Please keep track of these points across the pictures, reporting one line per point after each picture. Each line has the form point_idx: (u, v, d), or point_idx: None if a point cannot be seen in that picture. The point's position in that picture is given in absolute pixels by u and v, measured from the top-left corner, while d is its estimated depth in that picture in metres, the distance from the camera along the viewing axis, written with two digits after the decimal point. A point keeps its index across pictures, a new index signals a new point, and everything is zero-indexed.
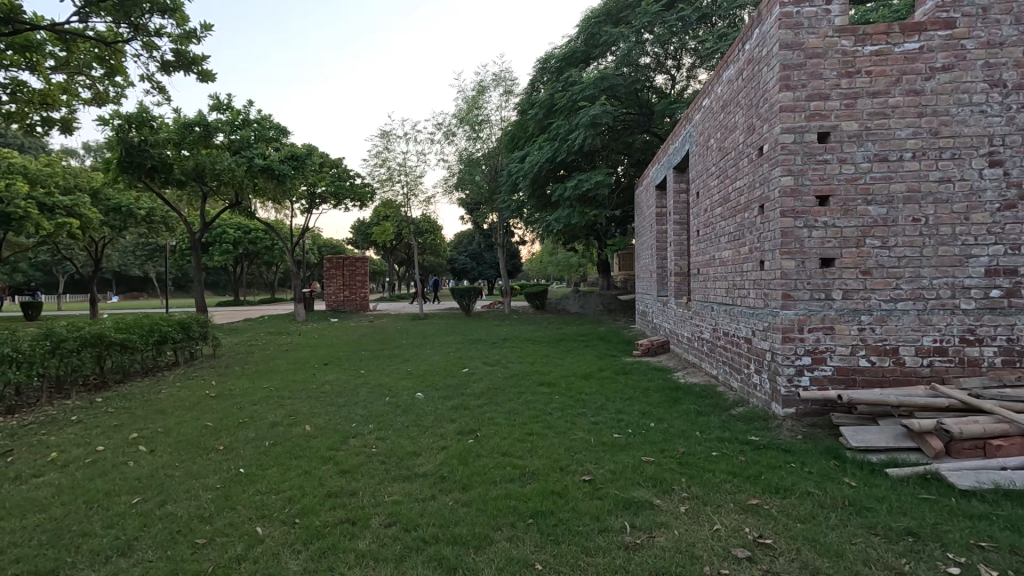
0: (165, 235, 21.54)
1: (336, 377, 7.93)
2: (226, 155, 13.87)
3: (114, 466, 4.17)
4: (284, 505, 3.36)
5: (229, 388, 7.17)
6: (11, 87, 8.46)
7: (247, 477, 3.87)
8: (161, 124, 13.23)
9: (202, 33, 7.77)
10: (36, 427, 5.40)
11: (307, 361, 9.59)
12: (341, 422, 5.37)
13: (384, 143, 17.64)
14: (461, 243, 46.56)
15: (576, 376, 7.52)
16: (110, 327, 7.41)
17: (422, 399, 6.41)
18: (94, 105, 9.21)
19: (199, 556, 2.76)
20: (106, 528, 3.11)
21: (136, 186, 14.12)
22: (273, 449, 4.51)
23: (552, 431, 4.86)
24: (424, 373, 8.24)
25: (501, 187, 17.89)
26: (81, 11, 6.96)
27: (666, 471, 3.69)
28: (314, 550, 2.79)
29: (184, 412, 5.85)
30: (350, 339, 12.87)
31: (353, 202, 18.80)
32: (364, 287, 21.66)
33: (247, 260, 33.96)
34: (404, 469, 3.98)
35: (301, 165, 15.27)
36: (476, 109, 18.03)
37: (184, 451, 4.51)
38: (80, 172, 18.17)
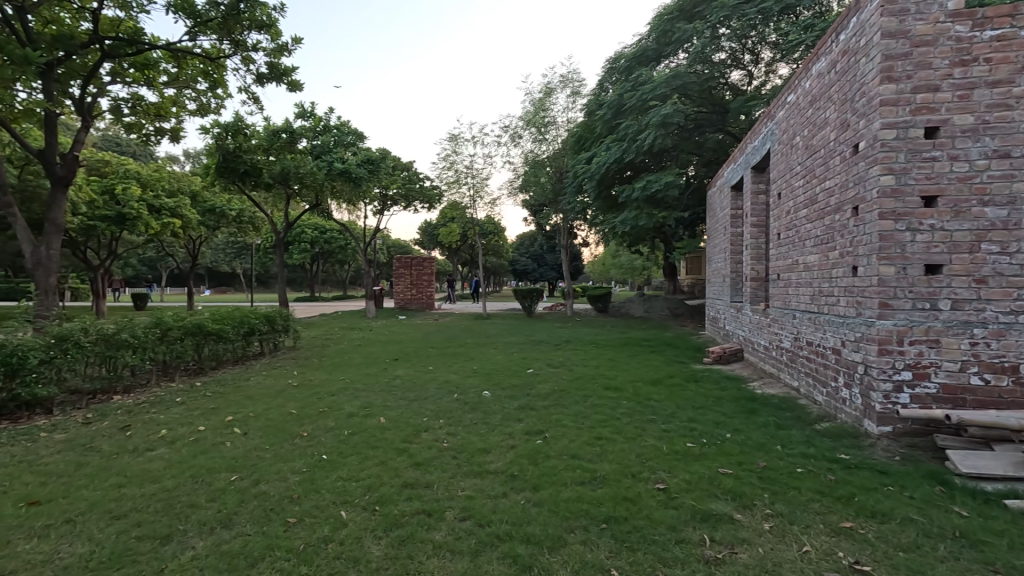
0: (252, 234, 23.27)
1: (406, 373, 8.22)
2: (308, 159, 14.79)
3: (213, 445, 4.56)
4: (364, 492, 3.52)
5: (310, 379, 7.63)
6: (131, 101, 9.46)
7: (329, 463, 4.10)
8: (253, 131, 14.31)
9: (292, 46, 8.37)
10: (147, 406, 6.01)
11: (379, 356, 10.01)
12: (412, 416, 5.56)
13: (453, 146, 18.07)
14: (523, 244, 46.82)
15: (644, 381, 7.34)
16: (207, 318, 8.11)
17: (489, 397, 6.51)
18: (198, 116, 10.14)
19: (291, 533, 2.95)
20: (209, 501, 3.40)
21: (230, 189, 15.39)
22: (350, 438, 4.75)
23: (621, 436, 4.76)
24: (490, 371, 8.35)
25: (566, 189, 17.82)
26: (192, 31, 7.66)
27: (746, 485, 3.52)
28: (393, 538, 2.91)
29: (271, 400, 6.29)
30: (417, 336, 13.30)
31: (422, 204, 19.42)
32: (430, 286, 22.28)
33: (322, 259, 35.96)
34: (475, 465, 4.06)
35: (376, 168, 15.92)
36: (543, 111, 18.12)
37: (272, 435, 4.85)
38: (182, 176, 20.00)
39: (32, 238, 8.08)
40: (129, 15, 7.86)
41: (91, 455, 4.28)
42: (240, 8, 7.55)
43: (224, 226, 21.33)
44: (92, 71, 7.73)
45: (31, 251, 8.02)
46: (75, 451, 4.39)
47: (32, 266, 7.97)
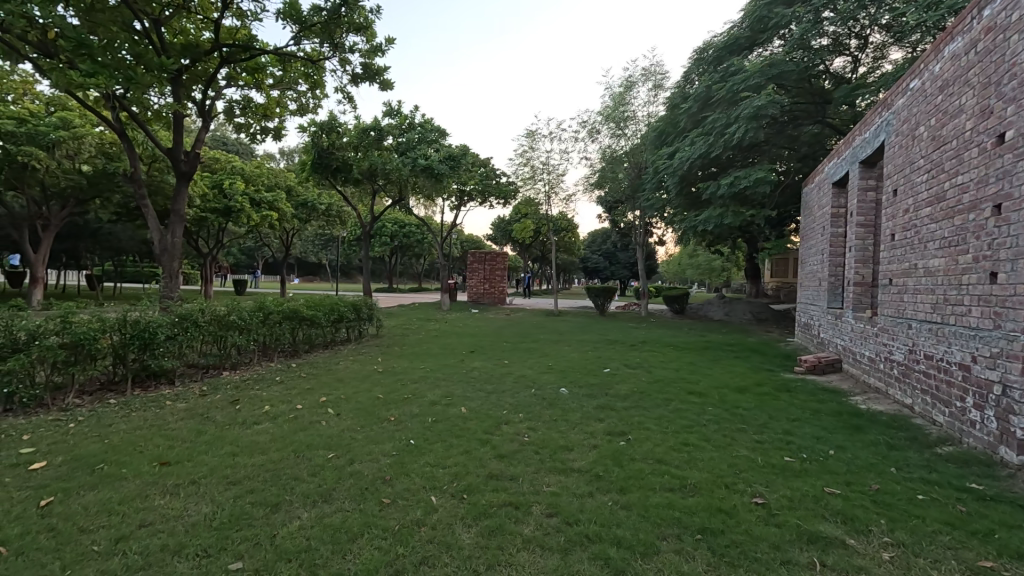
0: (339, 227, 24.68)
1: (482, 365, 8.36)
2: (393, 156, 15.41)
3: (311, 423, 4.86)
4: (451, 480, 3.60)
5: (393, 366, 7.97)
6: (242, 102, 10.32)
7: (416, 448, 4.24)
8: (345, 129, 15.13)
9: (386, 47, 8.72)
10: (252, 382, 6.57)
11: (456, 347, 10.26)
12: (492, 408, 5.64)
13: (530, 142, 18.08)
14: (595, 242, 46.10)
15: (730, 388, 6.96)
16: (303, 304, 8.71)
17: (566, 394, 6.46)
18: (298, 116, 10.86)
19: (387, 513, 3.08)
20: (311, 475, 3.63)
21: (322, 184, 16.42)
22: (434, 425, 4.88)
23: (710, 444, 4.54)
24: (566, 369, 8.28)
25: (644, 185, 17.29)
26: (297, 36, 8.20)
27: (858, 508, 3.22)
28: (482, 527, 2.95)
29: (358, 384, 6.63)
30: (490, 330, 13.50)
31: (497, 199, 19.65)
32: (502, 281, 22.53)
33: (400, 252, 37.43)
34: (558, 462, 4.03)
35: (457, 164, 16.20)
36: (622, 106, 17.66)
37: (363, 417, 5.11)
38: (279, 172, 21.62)
39: (160, 227, 9.05)
40: (244, 24, 8.55)
41: (209, 424, 4.72)
42: (341, 12, 7.99)
43: (314, 219, 22.79)
44: (212, 76, 8.51)
45: (160, 239, 9.05)
46: (196, 419, 4.87)
47: (159, 252, 9.02)
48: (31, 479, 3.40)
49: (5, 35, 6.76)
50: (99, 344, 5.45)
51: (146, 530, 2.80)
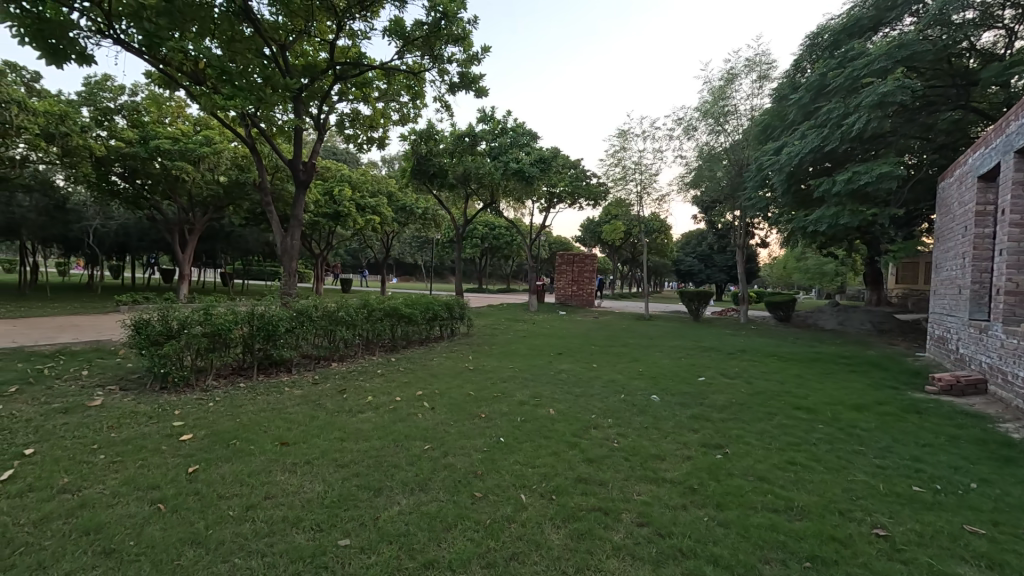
0: (434, 230, 25.85)
1: (570, 367, 8.33)
2: (486, 161, 15.88)
3: (408, 415, 5.16)
4: (539, 480, 3.64)
5: (483, 364, 8.21)
6: (352, 115, 11.20)
7: (505, 446, 4.34)
8: (441, 137, 15.85)
9: (481, 55, 9.02)
10: (356, 374, 7.11)
11: (544, 349, 10.32)
12: (580, 411, 5.61)
13: (621, 142, 17.68)
14: (689, 243, 44.04)
15: (846, 405, 6.32)
16: (401, 303, 9.26)
17: (658, 402, 6.25)
18: (400, 125, 11.55)
19: (478, 507, 3.19)
20: (408, 464, 3.85)
21: (419, 189, 17.32)
22: (523, 425, 4.97)
23: (821, 465, 4.17)
24: (657, 375, 8.02)
25: (746, 183, 16.19)
26: (401, 50, 8.73)
27: (1007, 552, 2.79)
28: (571, 530, 2.96)
29: (452, 380, 6.91)
30: (578, 332, 13.40)
31: (587, 201, 19.46)
32: (591, 284, 22.25)
33: (490, 253, 38.38)
34: (649, 471, 3.91)
35: (547, 167, 16.25)
36: (723, 100, 16.69)
37: (455, 412, 5.31)
38: (381, 179, 23.15)
39: (282, 231, 10.08)
40: (355, 43, 9.27)
41: (320, 410, 5.18)
42: (441, 25, 8.39)
43: (411, 222, 24.10)
44: (326, 92, 9.32)
45: (281, 241, 10.07)
46: (309, 405, 5.38)
47: (281, 253, 10.04)
48: (181, 448, 3.95)
49: (165, 67, 7.92)
50: (232, 334, 6.19)
51: (270, 501, 3.14)
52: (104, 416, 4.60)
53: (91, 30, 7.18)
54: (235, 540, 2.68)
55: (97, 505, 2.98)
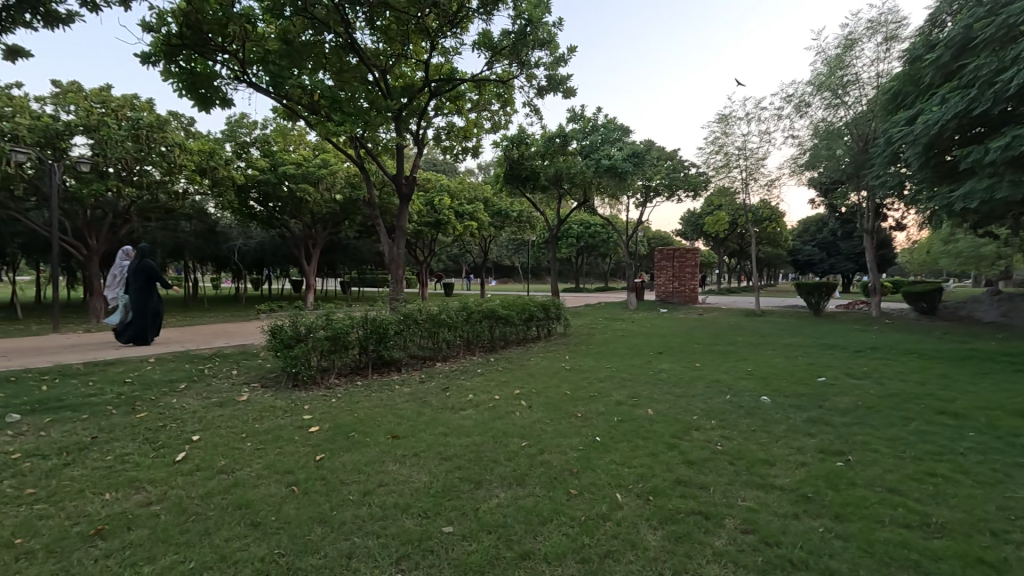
0: (529, 232, 26.26)
1: (671, 367, 8.04)
2: (578, 160, 15.85)
3: (506, 413, 5.34)
4: (636, 480, 3.60)
5: (580, 364, 8.20)
6: (448, 128, 11.81)
7: (602, 445, 4.33)
8: (533, 140, 16.18)
9: (568, 56, 9.05)
10: (458, 373, 7.49)
11: (643, 348, 10.06)
12: (681, 412, 5.40)
13: (722, 127, 16.64)
14: (807, 231, 40.15)
15: (1007, 410, 5.40)
16: (498, 304, 9.56)
17: (769, 403, 5.83)
18: (492, 132, 11.93)
19: (573, 503, 3.24)
20: (506, 459, 4.01)
21: (513, 193, 17.71)
22: (620, 425, 4.91)
23: (970, 478, 3.63)
24: (769, 375, 7.44)
25: (873, 159, 14.39)
26: (490, 60, 9.04)
27: None
28: (669, 531, 2.91)
29: (549, 379, 7.00)
30: (681, 330, 12.84)
31: (686, 193, 18.58)
32: (694, 279, 21.15)
33: (586, 252, 38.07)
34: (757, 477, 3.69)
35: (641, 160, 15.76)
36: (841, 70, 15.03)
37: (551, 411, 5.39)
38: (478, 186, 24.01)
39: (388, 241, 10.88)
40: (447, 59, 9.75)
41: (426, 407, 5.54)
42: (526, 32, 8.56)
43: (507, 225, 24.70)
44: (423, 109, 9.89)
45: (388, 250, 10.88)
46: (416, 402, 5.79)
47: (389, 262, 10.84)
48: (310, 439, 4.47)
49: (287, 102, 8.96)
50: (349, 336, 6.84)
51: (383, 489, 3.46)
52: (250, 410, 5.34)
53: (230, 77, 8.36)
54: (354, 521, 3.01)
55: (246, 485, 3.49)
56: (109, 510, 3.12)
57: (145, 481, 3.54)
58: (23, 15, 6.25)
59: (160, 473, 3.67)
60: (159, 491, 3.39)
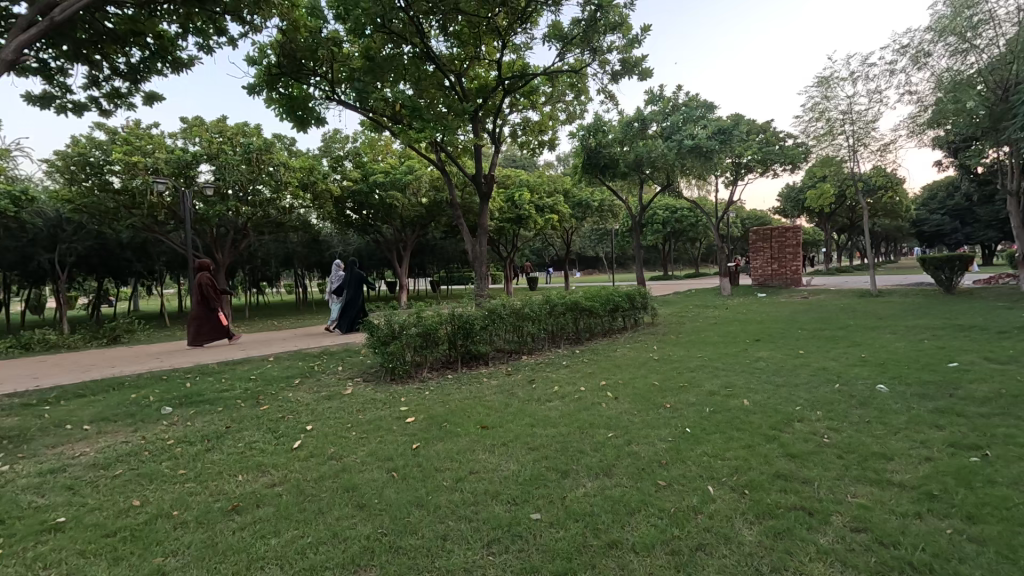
0: (612, 221, 25.71)
1: (771, 355, 7.52)
2: (659, 142, 15.23)
3: (593, 404, 5.33)
4: (731, 472, 3.45)
5: (669, 354, 7.93)
6: (524, 124, 11.92)
7: (694, 436, 4.19)
8: (610, 127, 15.91)
9: (642, 36, 8.75)
10: (544, 365, 7.58)
11: (740, 335, 9.49)
12: (782, 402, 5.06)
13: (822, 91, 15.12)
14: (933, 198, 35.37)
15: None
16: (582, 296, 9.52)
17: (885, 392, 5.28)
18: (567, 123, 11.84)
19: (662, 495, 3.18)
20: (593, 450, 4.02)
21: (593, 183, 17.47)
22: (713, 416, 4.71)
23: None
24: (887, 361, 6.72)
25: (1014, 109, 12.29)
26: (562, 51, 8.97)
27: None
28: (767, 527, 2.76)
29: (636, 370, 6.86)
30: (782, 316, 11.93)
31: (782, 166, 17.19)
32: (796, 260, 19.48)
33: (674, 237, 36.51)
34: (870, 472, 3.37)
35: (729, 137, 14.79)
36: (968, 10, 13.02)
37: (639, 402, 5.30)
38: (557, 178, 23.97)
39: (472, 239, 11.20)
40: (520, 55, 9.83)
41: (513, 398, 5.70)
42: (597, 17, 8.40)
43: (589, 216, 24.39)
44: (499, 107, 10.05)
45: (472, 248, 11.21)
46: (504, 394, 5.96)
47: (473, 259, 11.18)
48: (407, 428, 4.78)
49: (374, 115, 9.56)
50: (438, 332, 7.20)
51: (474, 476, 3.63)
52: (354, 402, 5.82)
53: (322, 97, 9.08)
54: (447, 506, 3.19)
55: (353, 470, 3.83)
56: (242, 490, 3.58)
57: (269, 465, 4.01)
58: (156, 63, 7.24)
59: (281, 458, 4.12)
60: (281, 474, 3.82)
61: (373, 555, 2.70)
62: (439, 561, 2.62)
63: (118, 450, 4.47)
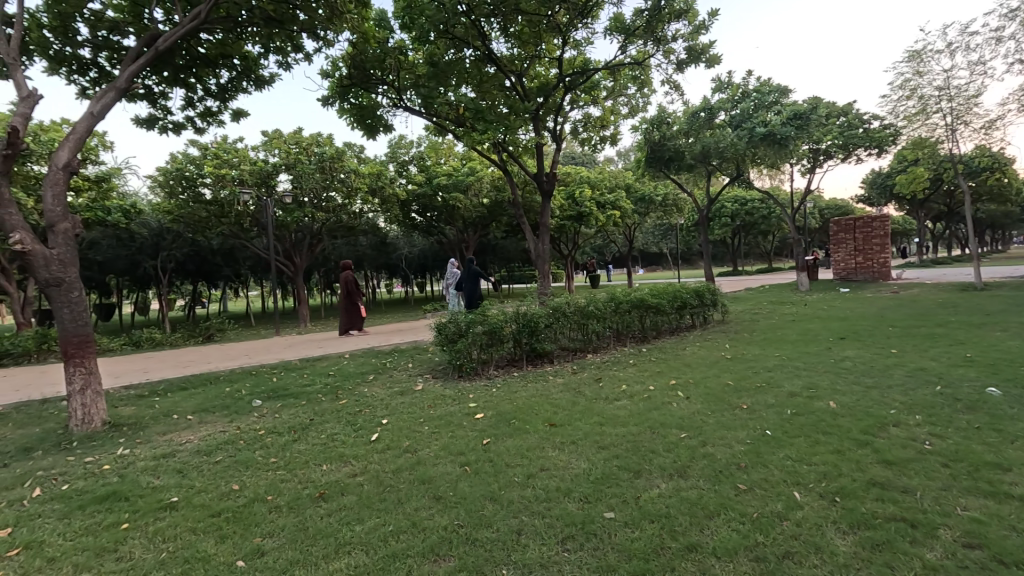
0: (677, 216, 24.87)
1: (858, 354, 6.99)
2: (727, 132, 14.55)
3: (663, 404, 5.20)
4: (818, 478, 3.24)
5: (744, 353, 7.57)
6: (584, 120, 11.81)
7: (775, 439, 3.97)
8: (675, 118, 15.44)
9: (709, 21, 8.40)
10: (609, 364, 7.48)
11: (821, 333, 8.89)
12: (874, 405, 4.69)
13: (913, 66, 13.84)
14: None
15: None
16: (647, 294, 9.29)
17: (997, 395, 4.76)
18: (629, 117, 11.60)
19: (743, 500, 3.04)
20: (666, 450, 3.92)
21: (656, 177, 17.01)
22: (796, 418, 4.45)
23: None
24: (999, 362, 6.04)
25: None
26: (624, 43, 8.80)
27: None
28: (863, 538, 2.58)
29: (708, 369, 6.60)
30: (869, 312, 11.04)
31: (867, 150, 15.91)
32: (884, 252, 17.95)
33: (744, 231, 34.74)
34: (983, 483, 3.05)
35: (806, 122, 13.84)
36: None
37: (713, 403, 5.10)
38: (619, 173, 23.54)
39: (535, 239, 11.20)
40: (581, 51, 9.73)
41: (580, 397, 5.65)
42: (661, 6, 8.16)
43: (652, 211, 23.76)
44: (560, 104, 10.00)
45: (534, 247, 11.23)
46: (570, 392, 5.93)
47: (535, 258, 11.21)
48: (476, 424, 4.88)
49: (438, 119, 9.83)
50: (503, 331, 7.27)
51: (545, 472, 3.65)
52: (425, 398, 6.02)
53: (390, 105, 9.46)
54: (521, 501, 3.23)
55: (427, 463, 3.96)
56: (327, 479, 3.81)
57: (349, 455, 4.25)
58: (241, 82, 7.84)
59: (361, 450, 4.35)
60: (361, 465, 4.02)
61: (451, 546, 2.79)
62: (515, 555, 2.66)
63: (218, 439, 4.89)
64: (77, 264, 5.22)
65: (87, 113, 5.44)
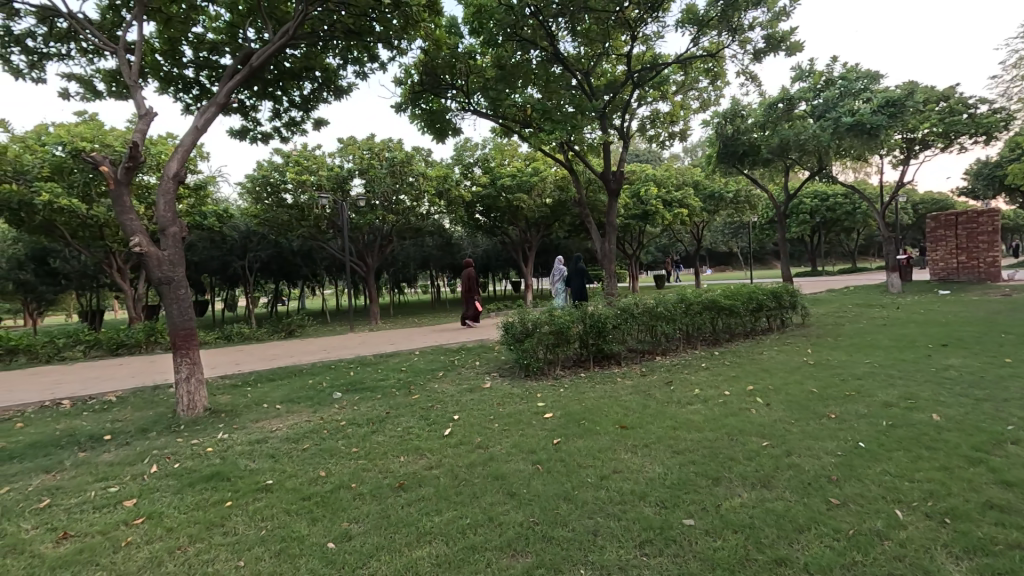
0: (749, 213, 23.67)
1: (963, 363, 6.35)
2: (808, 123, 13.63)
3: (740, 409, 4.97)
4: (923, 496, 2.98)
5: (828, 358, 7.09)
6: (651, 117, 11.53)
7: (870, 452, 3.70)
8: (750, 111, 14.87)
9: (791, 6, 7.93)
10: (680, 366, 7.26)
11: (917, 339, 8.15)
12: (987, 420, 4.24)
13: None
14: None
15: None
16: (719, 294, 8.92)
17: None
18: (700, 112, 11.21)
19: (836, 515, 2.86)
20: (747, 458, 3.75)
21: (728, 173, 16.51)
22: (893, 430, 4.11)
23: None
24: None
25: None
26: (696, 34, 8.51)
27: None
28: (980, 565, 2.35)
29: (788, 375, 6.24)
30: (975, 316, 9.99)
31: (970, 138, 14.40)
32: (992, 250, 16.16)
33: (825, 229, 32.44)
34: None
35: (900, 110, 12.70)
36: None
37: (796, 411, 4.81)
38: (686, 170, 22.78)
39: (600, 238, 11.08)
40: (650, 46, 9.50)
41: (650, 400, 5.53)
42: None
43: (722, 208, 22.78)
44: (627, 102, 9.82)
45: (600, 246, 11.11)
46: (640, 394, 5.81)
47: (600, 258, 11.10)
48: (546, 424, 4.89)
49: (504, 121, 9.95)
50: (570, 331, 7.23)
51: (619, 475, 3.60)
52: (494, 396, 6.12)
53: (459, 109, 9.70)
54: (596, 502, 3.22)
55: (500, 460, 4.02)
56: (405, 470, 3.96)
57: (425, 449, 4.40)
58: (322, 92, 8.33)
59: (435, 444, 4.49)
60: (436, 458, 4.16)
61: (528, 542, 2.82)
62: (593, 556, 2.65)
63: (303, 428, 5.22)
64: (183, 264, 5.74)
65: (193, 127, 5.99)
